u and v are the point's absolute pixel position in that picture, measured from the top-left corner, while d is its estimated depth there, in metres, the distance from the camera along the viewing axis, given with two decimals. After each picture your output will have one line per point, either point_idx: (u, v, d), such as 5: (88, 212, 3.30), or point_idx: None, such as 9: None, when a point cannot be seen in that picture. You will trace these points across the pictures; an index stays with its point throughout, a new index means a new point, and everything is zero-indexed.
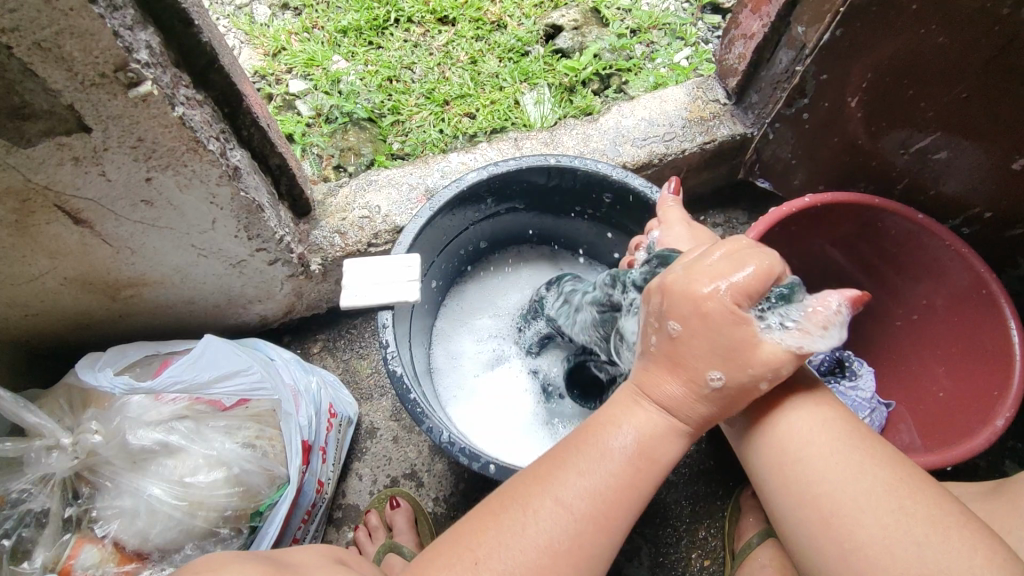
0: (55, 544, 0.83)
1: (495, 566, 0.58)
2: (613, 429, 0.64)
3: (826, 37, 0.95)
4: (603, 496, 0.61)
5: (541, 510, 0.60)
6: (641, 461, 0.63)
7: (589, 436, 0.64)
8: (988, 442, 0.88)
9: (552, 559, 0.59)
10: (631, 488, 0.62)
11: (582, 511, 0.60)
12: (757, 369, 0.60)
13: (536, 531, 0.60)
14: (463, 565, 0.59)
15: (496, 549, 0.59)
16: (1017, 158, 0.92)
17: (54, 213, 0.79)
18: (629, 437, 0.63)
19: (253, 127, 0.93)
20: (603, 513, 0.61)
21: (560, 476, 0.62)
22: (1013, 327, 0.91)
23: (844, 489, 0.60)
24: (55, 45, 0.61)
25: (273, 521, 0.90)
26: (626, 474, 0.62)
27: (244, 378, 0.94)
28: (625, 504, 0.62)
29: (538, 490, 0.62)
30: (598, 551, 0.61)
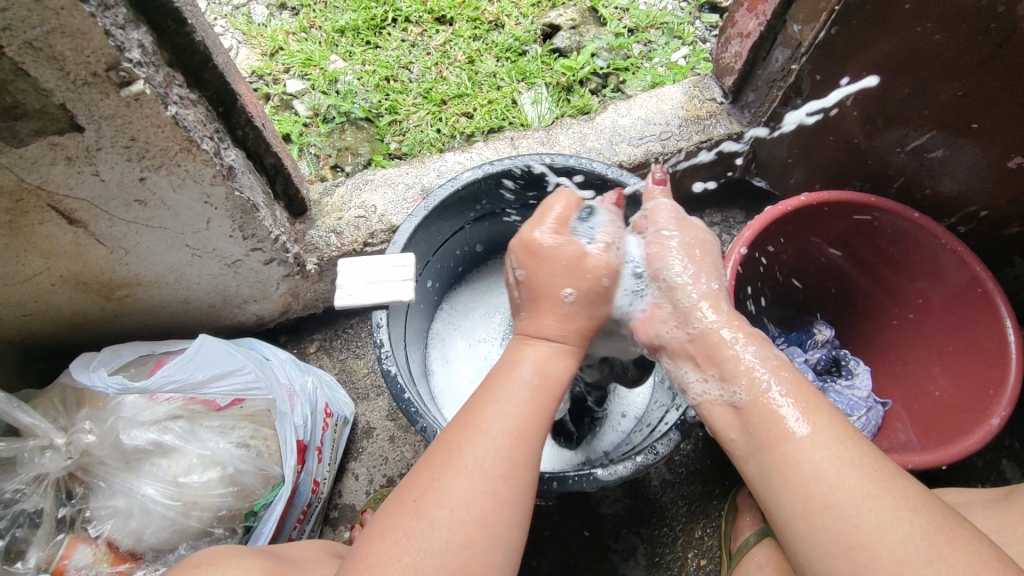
0: (48, 545, 0.83)
1: (433, 500, 0.59)
2: (513, 362, 0.69)
3: (821, 35, 0.95)
4: (518, 415, 0.64)
5: (466, 444, 0.62)
6: (543, 379, 0.67)
7: (498, 372, 0.69)
8: (984, 441, 0.88)
9: (489, 485, 0.60)
10: (540, 403, 0.66)
11: (504, 432, 0.63)
12: (595, 272, 0.71)
13: (465, 461, 0.61)
14: (403, 513, 0.60)
15: (428, 488, 0.60)
16: (1014, 156, 0.92)
17: (47, 213, 0.79)
18: (530, 365, 0.68)
19: (248, 127, 0.92)
20: (523, 432, 0.64)
21: (477, 411, 0.65)
22: (1008, 326, 0.92)
23: (880, 537, 0.55)
24: (46, 44, 0.61)
25: (267, 522, 0.90)
26: (533, 390, 0.66)
27: (238, 378, 0.93)
28: (540, 417, 0.65)
29: (458, 428, 0.64)
30: (526, 466, 0.63)
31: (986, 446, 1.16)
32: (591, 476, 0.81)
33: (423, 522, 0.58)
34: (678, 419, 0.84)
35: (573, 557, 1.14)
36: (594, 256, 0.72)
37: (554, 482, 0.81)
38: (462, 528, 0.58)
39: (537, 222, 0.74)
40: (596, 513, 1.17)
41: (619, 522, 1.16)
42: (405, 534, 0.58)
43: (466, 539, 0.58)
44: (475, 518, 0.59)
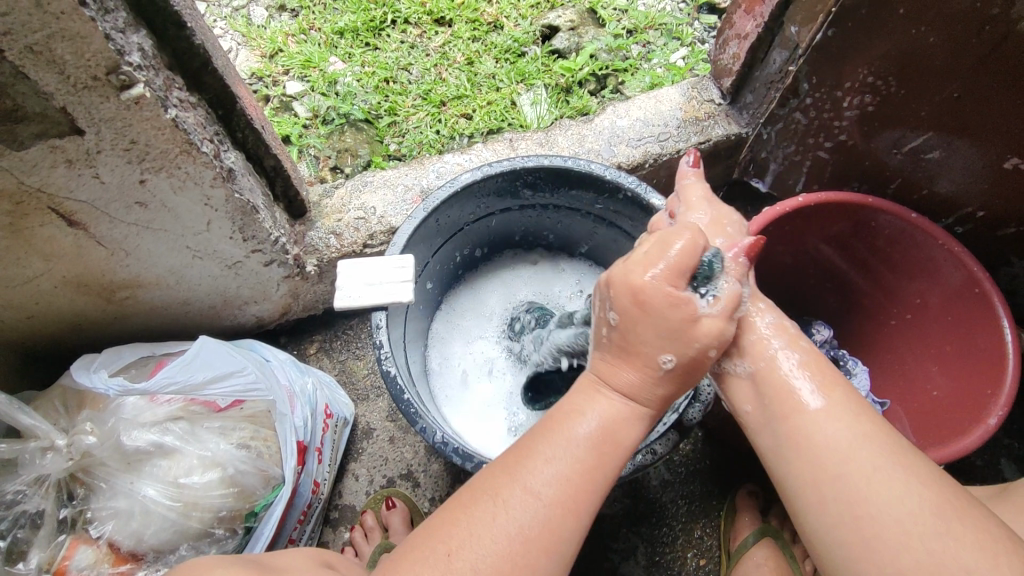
0: (50, 545, 0.83)
1: (468, 557, 0.58)
2: (578, 418, 0.65)
3: (817, 37, 0.95)
4: (571, 481, 0.61)
5: (513, 505, 0.59)
6: (605, 445, 0.64)
7: (554, 424, 0.65)
8: (981, 441, 0.89)
9: (525, 548, 0.58)
10: (597, 474, 0.63)
11: (555, 498, 0.60)
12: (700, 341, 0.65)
13: (507, 520, 0.59)
14: (434, 563, 0.58)
15: (466, 544, 0.58)
16: (1010, 157, 0.92)
17: (48, 215, 0.79)
18: (591, 426, 0.64)
19: (247, 129, 0.93)
20: (574, 498, 0.61)
21: (529, 466, 0.62)
22: (1006, 326, 0.92)
23: (887, 508, 0.58)
24: (47, 48, 0.61)
25: (268, 523, 0.91)
26: (592, 460, 0.63)
27: (238, 379, 0.94)
28: (592, 485, 0.62)
29: (508, 484, 0.61)
30: (570, 535, 0.60)
31: (984, 446, 1.17)
32: None
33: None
34: (677, 419, 0.84)
35: (573, 557, 1.14)
36: (705, 322, 0.65)
37: None
38: None
39: (644, 266, 0.64)
40: (595, 513, 1.17)
41: (618, 521, 1.17)
42: None
43: None
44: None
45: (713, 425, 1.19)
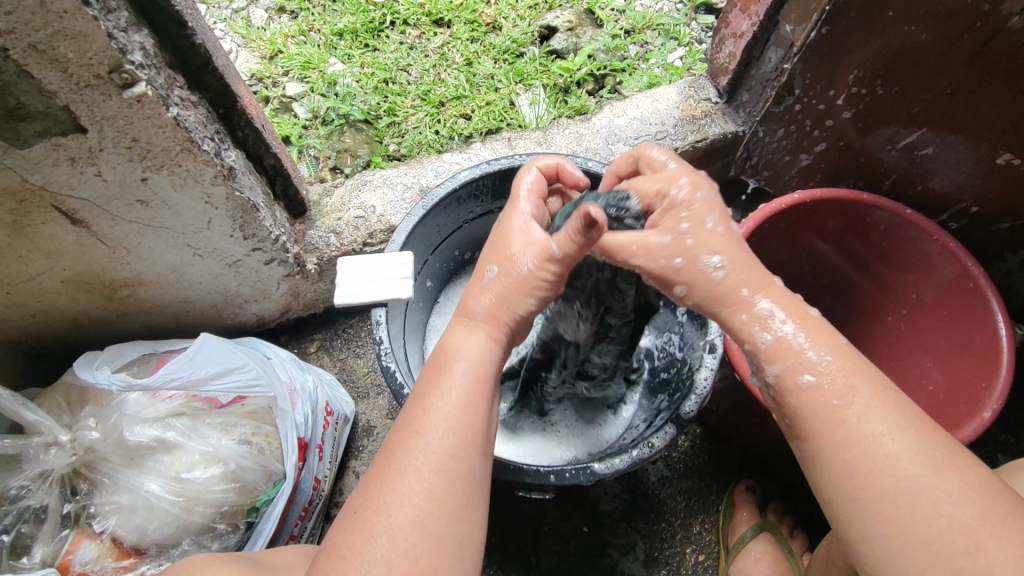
0: (53, 540, 0.84)
1: (383, 514, 0.58)
2: (450, 355, 0.67)
3: (812, 36, 0.95)
4: (459, 413, 0.63)
5: (404, 450, 0.61)
6: (477, 369, 0.66)
7: (429, 374, 0.67)
8: (976, 434, 0.89)
9: (434, 486, 0.60)
10: (479, 394, 0.65)
11: (447, 430, 0.62)
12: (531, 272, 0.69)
13: (407, 469, 0.60)
14: (350, 528, 0.59)
15: (375, 499, 0.60)
16: (1002, 153, 0.93)
17: (51, 213, 0.80)
18: (464, 361, 0.66)
19: (248, 128, 0.94)
20: (461, 428, 0.63)
21: (414, 414, 0.64)
22: (1000, 320, 0.92)
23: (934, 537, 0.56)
24: (50, 47, 0.62)
25: (269, 518, 0.91)
26: (474, 385, 0.65)
27: (239, 376, 0.95)
28: (480, 409, 0.65)
29: (396, 437, 0.63)
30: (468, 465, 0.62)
31: (981, 440, 1.17)
32: (588, 469, 0.82)
33: (368, 533, 0.58)
34: (674, 414, 0.85)
35: (572, 554, 1.15)
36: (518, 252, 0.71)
37: (552, 475, 0.82)
38: (403, 534, 0.57)
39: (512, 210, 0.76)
40: (594, 509, 1.18)
41: (617, 517, 1.17)
42: (350, 547, 0.58)
43: (410, 543, 0.57)
44: (417, 522, 0.58)
45: (711, 421, 1.19)
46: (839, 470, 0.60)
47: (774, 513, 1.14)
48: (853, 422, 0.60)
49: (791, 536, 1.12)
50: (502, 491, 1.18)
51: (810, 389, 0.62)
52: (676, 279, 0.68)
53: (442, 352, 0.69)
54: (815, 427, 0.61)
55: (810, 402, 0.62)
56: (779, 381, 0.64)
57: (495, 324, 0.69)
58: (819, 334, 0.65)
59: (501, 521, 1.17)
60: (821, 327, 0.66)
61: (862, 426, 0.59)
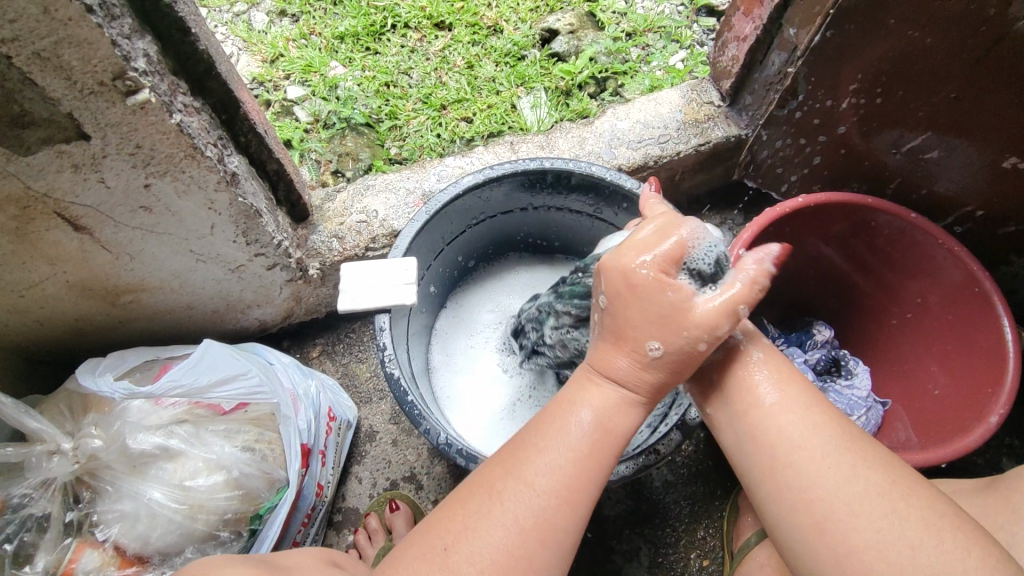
0: (56, 548, 0.84)
1: (467, 549, 0.60)
2: (572, 406, 0.66)
3: (816, 39, 0.94)
4: (566, 471, 0.63)
5: (507, 496, 0.62)
6: (603, 435, 0.65)
7: (553, 417, 0.67)
8: (982, 440, 0.89)
9: (527, 540, 0.60)
10: (593, 462, 0.64)
11: (546, 488, 0.62)
12: (693, 333, 0.64)
13: (503, 512, 0.61)
14: (437, 556, 0.61)
15: (468, 534, 0.61)
16: (1009, 156, 0.93)
17: (53, 220, 0.80)
18: (590, 414, 0.65)
19: (250, 133, 0.93)
20: (571, 489, 0.63)
21: (524, 459, 0.64)
22: (1006, 325, 0.92)
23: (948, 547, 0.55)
24: (54, 54, 0.62)
25: (273, 524, 0.91)
26: (590, 446, 0.64)
27: (242, 383, 0.94)
28: (592, 474, 0.64)
29: (504, 477, 0.63)
30: (568, 525, 0.62)
31: (986, 445, 1.17)
32: None
33: (457, 569, 0.60)
34: (678, 420, 0.85)
35: (576, 559, 1.14)
36: (702, 311, 0.64)
37: None
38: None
39: (638, 250, 0.65)
40: (598, 514, 1.17)
41: (621, 522, 1.17)
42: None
43: None
44: (505, 570, 0.59)
45: None
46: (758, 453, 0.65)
47: None
48: (762, 412, 0.66)
49: None
50: None
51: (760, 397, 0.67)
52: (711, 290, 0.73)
53: None
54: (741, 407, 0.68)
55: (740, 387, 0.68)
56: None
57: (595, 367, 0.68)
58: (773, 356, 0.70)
59: None
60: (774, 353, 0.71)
61: (783, 416, 0.65)
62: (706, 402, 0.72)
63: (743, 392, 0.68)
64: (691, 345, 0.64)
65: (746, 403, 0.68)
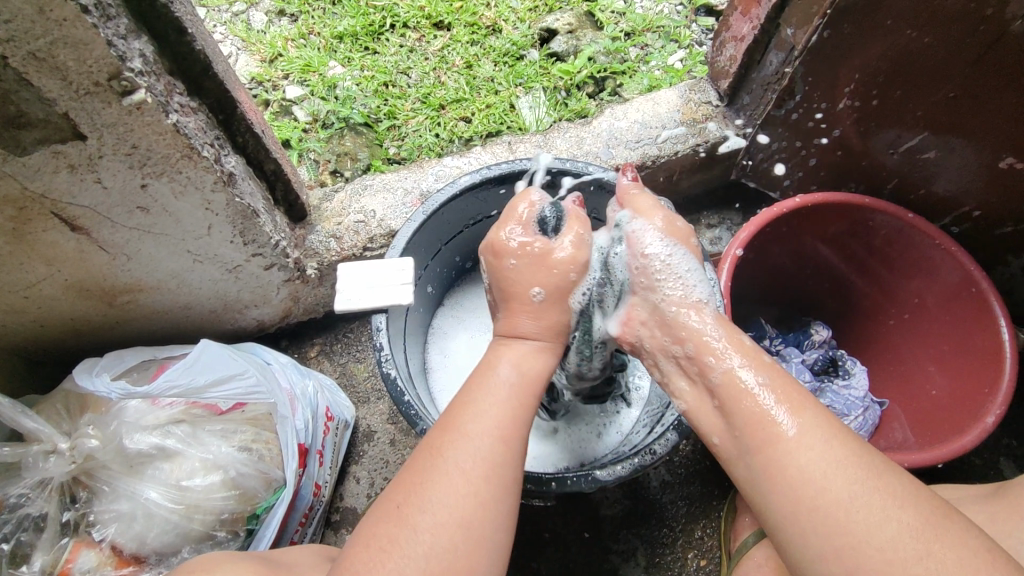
0: (53, 548, 0.84)
1: (416, 507, 0.59)
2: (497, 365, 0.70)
3: (813, 39, 0.94)
4: (502, 419, 0.65)
5: (450, 448, 0.62)
6: (527, 382, 0.69)
7: (479, 375, 0.69)
8: (979, 440, 0.89)
9: (478, 490, 0.60)
10: (520, 408, 0.67)
11: (486, 435, 0.63)
12: (561, 267, 0.73)
13: (449, 466, 0.61)
14: (386, 519, 0.60)
15: (416, 492, 0.60)
16: (1006, 157, 0.93)
17: (50, 220, 0.80)
18: (511, 367, 0.69)
19: (247, 134, 0.93)
20: (509, 437, 0.64)
21: (461, 413, 0.65)
22: (1003, 325, 0.92)
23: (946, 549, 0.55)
24: (49, 54, 0.62)
25: (270, 524, 0.91)
26: (517, 394, 0.67)
27: (239, 383, 0.95)
28: (523, 420, 0.66)
29: (441, 434, 0.64)
30: (511, 474, 0.63)
31: (984, 445, 1.17)
32: (590, 477, 0.82)
33: (408, 527, 0.59)
34: (675, 420, 0.85)
35: (573, 559, 1.15)
36: (562, 250, 0.74)
37: (553, 482, 0.82)
38: (443, 529, 0.58)
39: (502, 225, 0.76)
40: (596, 514, 1.17)
41: (618, 522, 1.17)
42: (389, 539, 0.58)
43: (451, 541, 0.58)
44: (459, 523, 0.59)
45: None
46: (775, 489, 0.60)
47: None
48: (787, 449, 0.61)
49: None
50: None
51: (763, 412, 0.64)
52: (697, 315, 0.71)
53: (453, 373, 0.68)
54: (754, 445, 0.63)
55: (752, 423, 0.64)
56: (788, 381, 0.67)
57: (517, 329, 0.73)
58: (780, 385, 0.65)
59: None
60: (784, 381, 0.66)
61: (806, 451, 0.60)
62: (711, 431, 0.69)
63: (756, 430, 0.63)
64: (562, 276, 0.74)
65: (762, 439, 0.63)
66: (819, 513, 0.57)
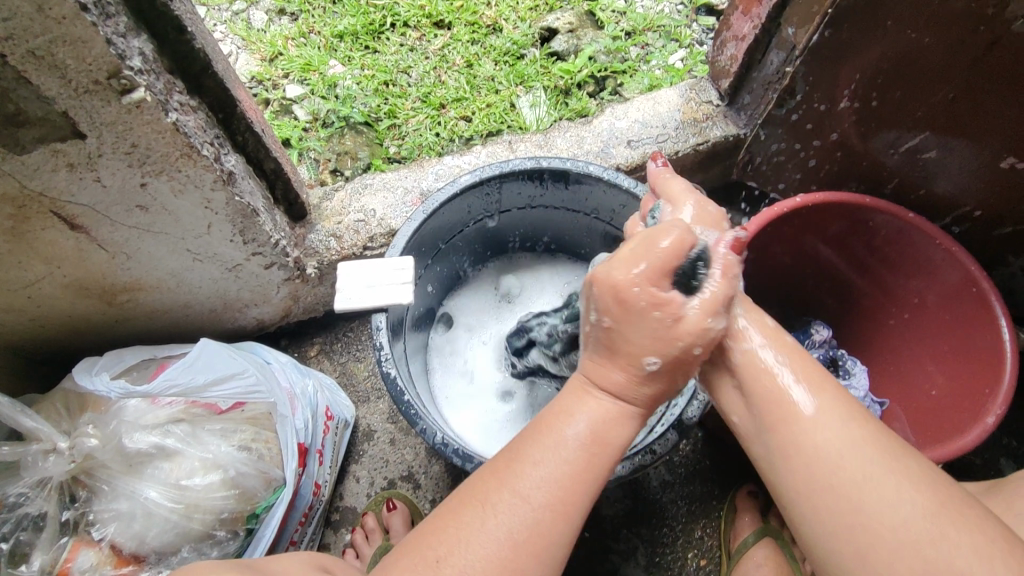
0: (52, 547, 0.84)
1: (457, 564, 0.58)
2: (566, 419, 0.64)
3: (814, 39, 0.96)
4: (560, 483, 0.61)
5: (501, 510, 0.60)
6: (597, 446, 0.63)
7: (543, 427, 0.65)
8: (978, 441, 0.89)
9: (519, 556, 0.58)
10: (587, 473, 0.62)
11: (541, 502, 0.60)
12: (688, 339, 0.63)
13: (497, 527, 0.59)
14: (425, 575, 0.58)
15: (459, 551, 0.58)
16: (1007, 156, 0.92)
17: (49, 219, 0.80)
18: (583, 422, 0.64)
19: (247, 133, 0.93)
20: (566, 506, 0.61)
21: (517, 471, 0.61)
22: (1004, 326, 0.92)
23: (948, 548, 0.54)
24: (48, 53, 0.62)
25: (269, 524, 0.91)
26: (584, 455, 0.62)
27: (238, 382, 0.94)
28: (587, 484, 0.62)
29: (493, 490, 0.61)
30: (560, 539, 0.60)
31: (984, 445, 1.17)
32: None
33: None
34: (675, 419, 0.85)
35: (573, 559, 1.14)
36: (692, 317, 0.62)
37: None
38: None
39: (628, 263, 0.63)
40: (595, 513, 1.17)
41: (618, 522, 1.17)
42: None
43: None
44: None
45: (714, 425, 1.19)
46: (792, 468, 0.62)
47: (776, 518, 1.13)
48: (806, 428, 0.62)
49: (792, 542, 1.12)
50: None
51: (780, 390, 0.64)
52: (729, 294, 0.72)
53: None
54: (771, 422, 0.64)
55: (769, 400, 0.65)
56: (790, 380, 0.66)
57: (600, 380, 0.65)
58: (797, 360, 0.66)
59: None
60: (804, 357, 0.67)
61: (823, 431, 0.61)
62: (732, 410, 0.70)
63: (773, 407, 0.64)
64: (686, 350, 0.63)
65: (778, 418, 0.64)
66: (834, 494, 0.59)
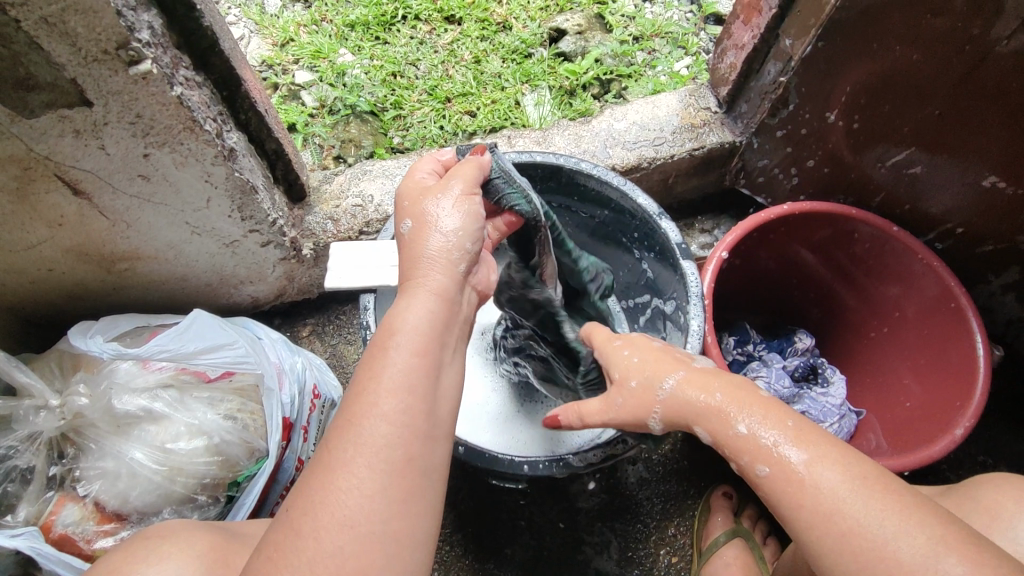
0: (38, 501, 0.87)
1: (310, 507, 0.56)
2: (390, 331, 0.63)
3: (808, 50, 0.98)
4: (394, 398, 0.59)
5: (336, 444, 0.58)
6: (412, 348, 0.62)
7: (368, 354, 0.63)
8: (945, 451, 0.91)
9: (366, 480, 0.56)
10: (418, 377, 0.61)
11: (380, 418, 0.58)
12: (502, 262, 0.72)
13: (337, 463, 0.56)
14: (284, 523, 0.56)
15: (307, 495, 0.56)
16: (988, 175, 0.96)
17: (53, 183, 0.82)
18: (401, 345, 0.62)
19: (251, 111, 0.96)
20: (400, 413, 0.59)
21: (353, 403, 0.59)
22: (978, 341, 0.95)
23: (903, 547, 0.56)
24: (61, 21, 0.65)
25: (250, 492, 0.94)
26: (411, 366, 0.61)
27: (228, 352, 0.97)
28: (423, 388, 0.61)
29: (332, 429, 0.59)
30: (411, 451, 0.59)
31: (961, 459, 1.19)
32: (562, 462, 0.84)
33: (300, 530, 0.55)
34: None
35: (547, 549, 1.16)
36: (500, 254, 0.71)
37: (525, 465, 0.84)
38: (334, 533, 0.54)
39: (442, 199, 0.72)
40: (572, 506, 1.19)
41: (594, 515, 1.19)
42: (283, 546, 0.55)
43: (345, 541, 0.54)
44: (354, 518, 0.55)
45: None
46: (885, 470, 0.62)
47: (748, 518, 1.16)
48: (812, 502, 0.61)
49: (763, 543, 1.14)
50: (481, 482, 1.20)
51: (771, 484, 0.65)
52: (711, 407, 0.71)
53: (384, 327, 0.64)
54: (788, 511, 0.63)
55: (778, 487, 0.64)
56: (746, 473, 0.67)
57: (415, 274, 0.67)
58: (811, 445, 0.64)
59: (477, 513, 1.18)
60: (813, 433, 0.66)
61: (821, 503, 0.61)
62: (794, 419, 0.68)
63: (785, 495, 0.63)
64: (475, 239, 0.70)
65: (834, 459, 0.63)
66: (829, 525, 0.60)
